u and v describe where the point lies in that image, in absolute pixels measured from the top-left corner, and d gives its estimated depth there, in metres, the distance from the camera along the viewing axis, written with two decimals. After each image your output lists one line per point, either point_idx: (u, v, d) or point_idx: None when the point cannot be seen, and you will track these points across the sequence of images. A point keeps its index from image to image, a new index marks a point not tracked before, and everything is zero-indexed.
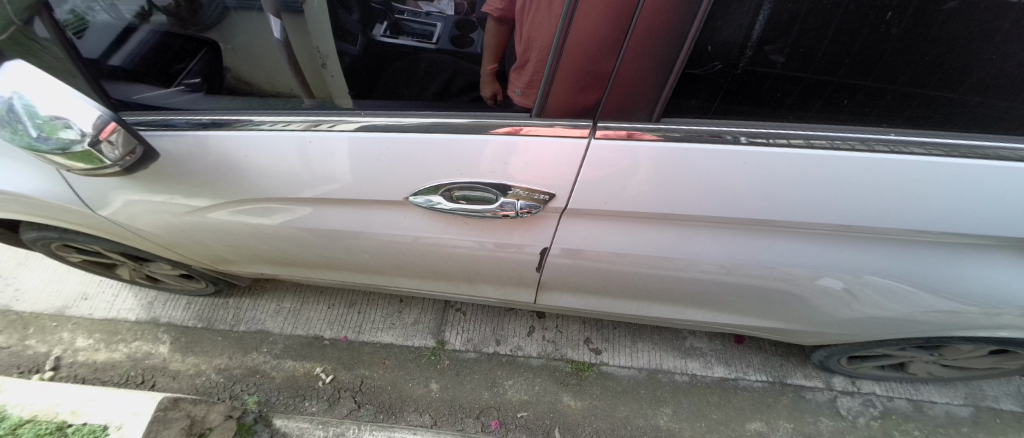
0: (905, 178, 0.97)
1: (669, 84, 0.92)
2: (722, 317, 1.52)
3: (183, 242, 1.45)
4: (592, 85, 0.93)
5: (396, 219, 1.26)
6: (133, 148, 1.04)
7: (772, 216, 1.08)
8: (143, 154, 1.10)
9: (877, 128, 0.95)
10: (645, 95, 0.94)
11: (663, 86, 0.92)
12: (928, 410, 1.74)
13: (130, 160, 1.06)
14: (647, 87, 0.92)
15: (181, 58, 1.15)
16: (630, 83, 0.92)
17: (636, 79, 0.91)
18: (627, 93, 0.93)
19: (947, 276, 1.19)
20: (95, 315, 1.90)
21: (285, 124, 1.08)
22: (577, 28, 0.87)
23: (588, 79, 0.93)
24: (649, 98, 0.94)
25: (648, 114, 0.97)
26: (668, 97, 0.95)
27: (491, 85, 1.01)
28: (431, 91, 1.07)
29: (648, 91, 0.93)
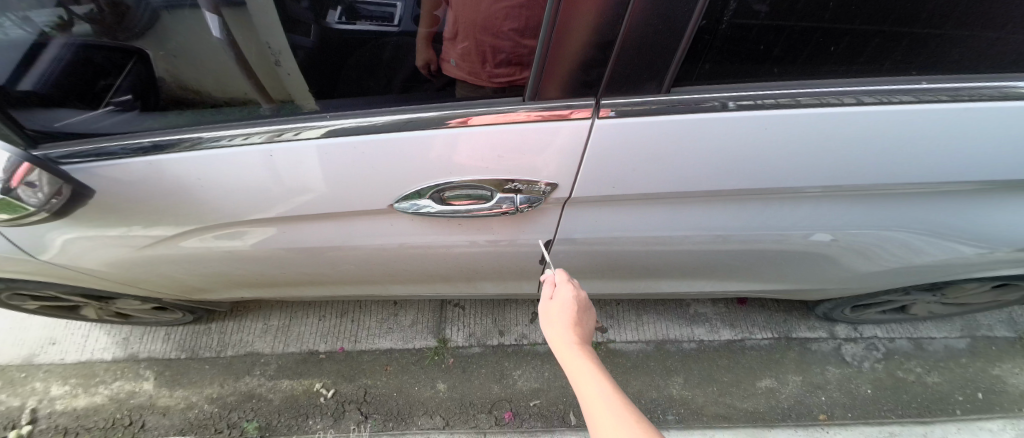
0: (916, 128, 0.93)
1: (680, 50, 0.83)
2: (729, 284, 1.49)
3: (150, 276, 1.31)
4: (592, 58, 0.83)
5: (383, 226, 1.16)
6: (59, 187, 0.95)
7: (781, 181, 1.03)
8: (71, 194, 0.99)
9: (903, 76, 0.89)
10: (652, 65, 0.85)
11: (673, 53, 0.83)
12: (928, 346, 1.78)
13: (55, 202, 0.96)
14: (655, 55, 0.83)
15: (105, 72, 0.93)
16: (634, 53, 0.82)
17: (643, 46, 0.82)
18: (632, 64, 0.84)
19: (954, 220, 1.18)
20: (67, 360, 1.76)
21: (245, 136, 0.96)
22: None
23: (588, 52, 0.83)
24: (658, 67, 0.85)
25: (656, 86, 0.88)
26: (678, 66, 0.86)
27: (426, 52, 0.91)
28: (400, 79, 0.95)
29: (656, 60, 0.84)
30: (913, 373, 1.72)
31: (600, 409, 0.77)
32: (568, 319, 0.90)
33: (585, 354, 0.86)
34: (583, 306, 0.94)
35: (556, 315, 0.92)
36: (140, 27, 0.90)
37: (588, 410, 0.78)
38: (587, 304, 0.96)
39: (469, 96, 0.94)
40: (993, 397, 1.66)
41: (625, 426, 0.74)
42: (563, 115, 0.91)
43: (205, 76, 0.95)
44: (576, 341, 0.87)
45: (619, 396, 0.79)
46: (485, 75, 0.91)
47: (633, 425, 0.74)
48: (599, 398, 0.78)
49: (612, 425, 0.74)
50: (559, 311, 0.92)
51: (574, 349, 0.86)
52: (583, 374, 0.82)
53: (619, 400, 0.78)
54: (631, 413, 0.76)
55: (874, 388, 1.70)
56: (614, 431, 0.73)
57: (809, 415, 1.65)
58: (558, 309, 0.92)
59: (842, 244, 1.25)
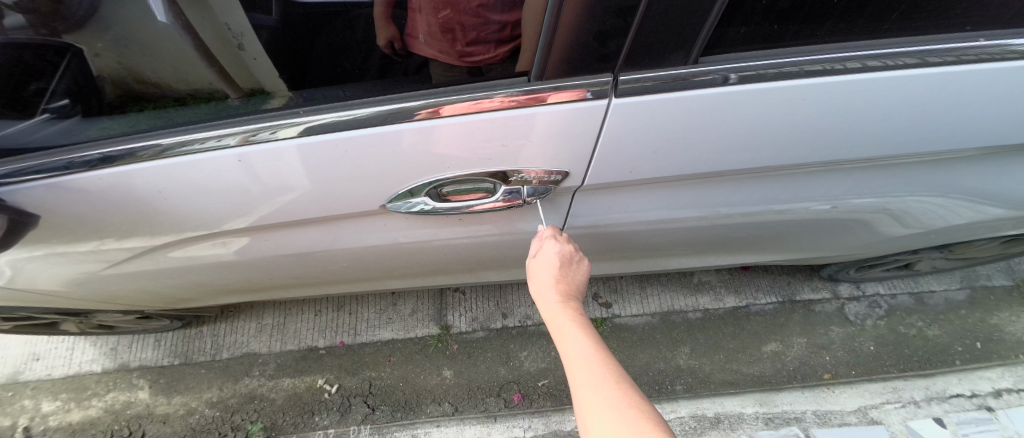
0: (949, 90, 0.87)
1: (716, 12, 0.75)
2: (737, 256, 1.46)
3: (130, 289, 1.23)
4: (612, 27, 0.74)
5: (378, 223, 1.09)
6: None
7: (800, 152, 0.98)
8: (13, 222, 0.91)
9: (959, 33, 0.84)
10: (680, 31, 0.76)
11: (706, 16, 0.75)
12: (929, 300, 1.80)
13: None
14: (685, 20, 0.75)
15: (36, 74, 0.78)
16: (661, 18, 0.74)
17: (671, 9, 0.73)
18: (657, 33, 0.76)
19: (968, 179, 1.15)
20: (55, 375, 1.68)
21: (215, 139, 0.85)
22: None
23: (607, 20, 0.73)
24: (687, 34, 0.77)
25: (684, 56, 0.80)
26: (711, 31, 0.78)
27: (387, 29, 0.78)
28: (377, 56, 0.82)
29: (685, 25, 0.76)
30: (914, 328, 1.74)
31: (579, 366, 0.76)
32: (551, 277, 0.88)
33: (570, 312, 0.84)
34: (569, 262, 0.91)
35: (539, 274, 0.90)
36: (79, 17, 0.75)
37: (568, 366, 0.77)
38: (577, 258, 0.93)
39: (444, 76, 0.84)
40: (991, 346, 1.69)
41: (601, 383, 0.72)
42: (541, 99, 0.82)
43: (161, 65, 0.80)
44: (560, 300, 0.86)
45: (600, 353, 0.77)
46: (458, 54, 0.81)
47: (610, 381, 0.73)
48: (579, 356, 0.77)
49: (588, 382, 0.73)
50: (542, 271, 0.90)
51: (558, 307, 0.85)
52: (565, 332, 0.81)
53: (599, 357, 0.77)
54: (610, 370, 0.75)
55: (876, 345, 1.71)
56: (588, 388, 0.72)
57: (813, 376, 1.66)
58: (541, 268, 0.90)
59: (842, 210, 1.20)
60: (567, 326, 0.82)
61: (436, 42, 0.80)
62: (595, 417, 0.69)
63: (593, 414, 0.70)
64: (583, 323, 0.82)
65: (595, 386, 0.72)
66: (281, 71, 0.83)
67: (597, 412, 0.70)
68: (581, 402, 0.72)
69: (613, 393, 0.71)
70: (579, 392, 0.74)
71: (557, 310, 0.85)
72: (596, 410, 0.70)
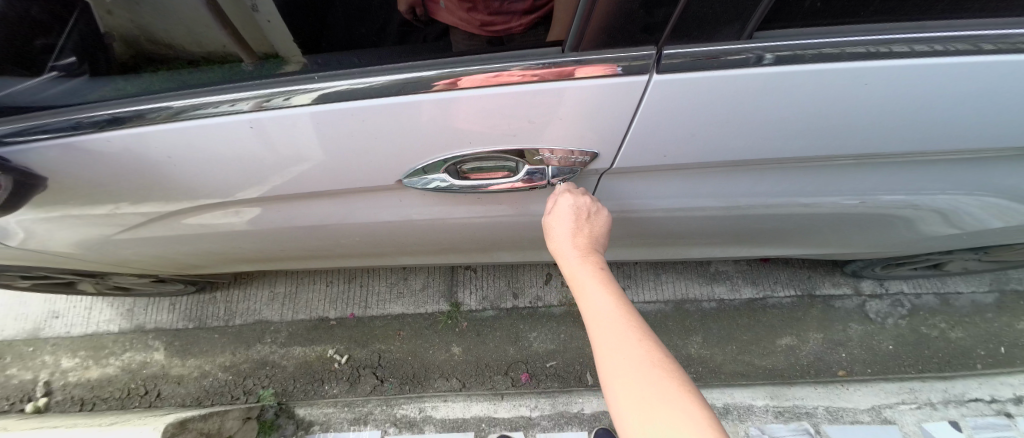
0: (1012, 83, 0.81)
1: None
2: (759, 248, 1.41)
3: (145, 254, 1.23)
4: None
5: (393, 198, 1.06)
6: None
7: (839, 142, 0.92)
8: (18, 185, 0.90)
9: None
10: (734, 1, 0.70)
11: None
12: (955, 301, 1.74)
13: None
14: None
15: (43, 30, 0.75)
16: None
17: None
18: (709, 4, 0.70)
19: (1017, 179, 1.08)
20: (74, 332, 1.72)
21: (228, 103, 0.81)
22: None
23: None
24: (742, 6, 0.71)
25: (737, 31, 0.74)
26: (769, 4, 0.72)
27: None
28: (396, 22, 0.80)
29: None
30: (936, 329, 1.69)
31: (601, 320, 0.76)
32: (570, 233, 0.87)
33: (591, 268, 0.84)
34: (588, 216, 0.89)
35: (556, 230, 0.89)
36: None
37: (589, 320, 0.77)
38: (595, 210, 0.90)
39: (466, 45, 0.80)
40: (1016, 352, 1.63)
41: (623, 338, 0.72)
42: (572, 73, 0.77)
43: (174, 25, 0.78)
44: (579, 255, 0.85)
45: (622, 309, 0.76)
46: (480, 22, 0.76)
47: (632, 336, 0.72)
48: (601, 312, 0.77)
49: (609, 335, 0.73)
50: (560, 227, 0.88)
51: (578, 264, 0.84)
52: (585, 287, 0.81)
53: (620, 313, 0.76)
54: (631, 325, 0.74)
55: (895, 344, 1.67)
56: (610, 341, 0.72)
57: (827, 372, 1.63)
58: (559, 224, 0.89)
59: (873, 206, 1.14)
60: (587, 282, 0.81)
61: (457, 8, 0.75)
62: (616, 369, 0.69)
63: (614, 370, 0.69)
64: (604, 278, 0.82)
65: (616, 341, 0.72)
66: (298, 36, 0.80)
67: (619, 368, 0.69)
68: (602, 357, 0.72)
69: (635, 348, 0.70)
70: (600, 345, 0.73)
71: (577, 265, 0.84)
72: (618, 366, 0.69)
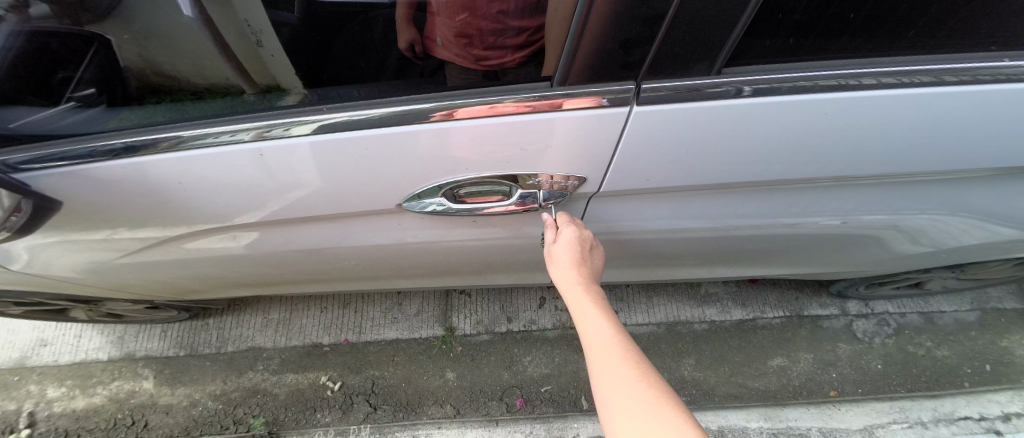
0: (969, 110, 0.87)
1: (740, 24, 0.75)
2: (747, 269, 1.45)
3: (142, 279, 1.24)
4: (637, 35, 0.74)
5: (390, 222, 1.10)
6: (18, 207, 0.91)
7: (817, 165, 0.97)
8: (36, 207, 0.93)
9: (984, 53, 0.83)
10: (703, 42, 0.76)
11: (732, 28, 0.75)
12: (939, 320, 1.78)
13: (17, 219, 0.93)
14: (708, 31, 0.75)
15: (63, 63, 0.79)
16: (687, 28, 0.74)
17: (695, 21, 0.73)
18: (682, 43, 0.76)
19: (984, 199, 1.14)
20: (61, 361, 1.69)
21: (229, 133, 0.85)
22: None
23: (632, 28, 0.73)
24: (711, 45, 0.77)
25: (707, 67, 0.80)
26: (734, 43, 0.78)
27: (407, 30, 0.79)
28: (394, 58, 0.83)
29: (710, 37, 0.76)
30: (922, 347, 1.72)
31: (600, 347, 0.77)
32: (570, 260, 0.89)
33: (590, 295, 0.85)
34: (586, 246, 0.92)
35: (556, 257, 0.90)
36: (104, 9, 0.75)
37: (588, 346, 0.79)
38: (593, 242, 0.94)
39: (460, 78, 0.84)
40: (1001, 369, 1.66)
41: (620, 365, 0.74)
42: (560, 105, 0.82)
43: (180, 58, 0.81)
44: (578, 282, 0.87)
45: (619, 337, 0.78)
46: (474, 57, 0.81)
47: (629, 362, 0.74)
48: (600, 339, 0.79)
49: (608, 361, 0.75)
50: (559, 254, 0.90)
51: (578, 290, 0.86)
52: (585, 314, 0.82)
53: (619, 340, 0.78)
54: (628, 353, 0.76)
55: (884, 363, 1.69)
56: (609, 368, 0.74)
57: (819, 392, 1.64)
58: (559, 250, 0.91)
59: (853, 226, 1.20)
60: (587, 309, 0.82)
61: (452, 45, 0.80)
62: (615, 395, 0.71)
63: (613, 395, 0.71)
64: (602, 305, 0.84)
65: (615, 367, 0.74)
66: (300, 68, 0.83)
67: (618, 393, 0.71)
68: (601, 383, 0.74)
69: (632, 376, 0.73)
70: (599, 371, 0.75)
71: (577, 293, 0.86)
72: (617, 394, 0.71)
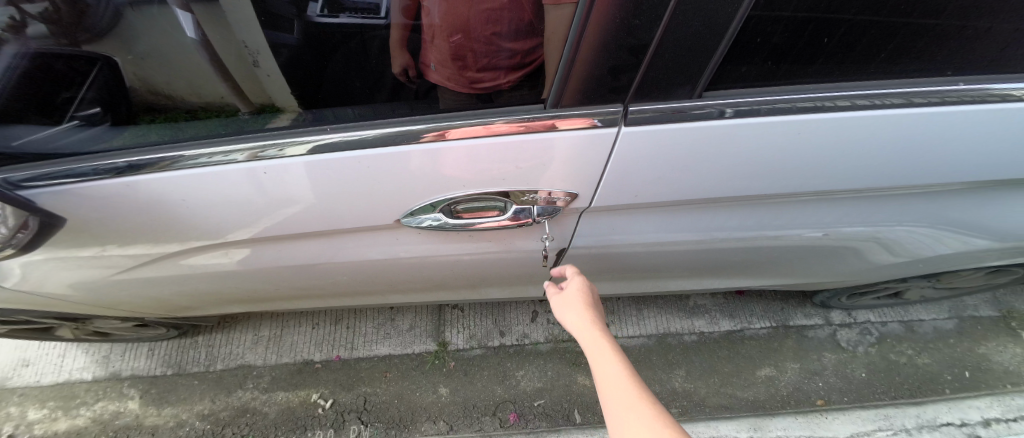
0: (938, 127, 0.92)
1: (719, 52, 0.80)
2: (734, 280, 1.49)
3: (133, 296, 1.23)
4: (624, 62, 0.79)
5: (387, 238, 1.12)
6: (25, 222, 0.93)
7: (798, 180, 1.02)
8: (41, 225, 0.94)
9: (941, 78, 0.89)
10: (686, 68, 0.81)
11: (711, 55, 0.80)
12: (919, 328, 1.84)
13: (24, 235, 0.95)
14: (690, 58, 0.80)
15: (67, 83, 0.80)
16: (669, 55, 0.79)
17: (677, 49, 0.78)
18: (665, 68, 0.80)
19: (955, 212, 1.20)
20: (44, 382, 1.65)
21: (224, 154, 0.88)
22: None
23: (620, 56, 0.78)
24: (692, 70, 0.82)
25: (689, 90, 0.84)
26: (714, 68, 0.83)
27: (402, 56, 0.83)
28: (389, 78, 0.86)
29: (691, 63, 0.81)
30: (904, 355, 1.77)
31: (613, 387, 0.74)
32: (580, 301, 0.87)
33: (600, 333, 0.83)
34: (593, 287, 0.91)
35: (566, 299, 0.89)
36: (100, 29, 0.76)
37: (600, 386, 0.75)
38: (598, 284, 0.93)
39: (451, 101, 0.87)
40: (980, 375, 1.71)
41: (637, 407, 0.70)
42: (552, 125, 0.86)
43: (175, 78, 0.84)
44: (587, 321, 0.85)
45: (632, 376, 0.75)
46: (468, 80, 0.86)
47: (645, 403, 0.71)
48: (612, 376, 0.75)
49: (623, 401, 0.71)
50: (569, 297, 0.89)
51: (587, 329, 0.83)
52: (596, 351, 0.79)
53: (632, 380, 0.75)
54: (643, 393, 0.73)
55: (869, 372, 1.73)
56: (625, 410, 0.70)
57: (807, 402, 1.67)
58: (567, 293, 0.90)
59: (834, 238, 1.24)
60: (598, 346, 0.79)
61: (446, 68, 0.85)
62: None
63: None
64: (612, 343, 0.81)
65: (631, 409, 0.70)
66: (295, 89, 0.86)
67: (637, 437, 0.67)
68: (616, 425, 0.70)
69: (650, 419, 0.69)
70: (614, 413, 0.71)
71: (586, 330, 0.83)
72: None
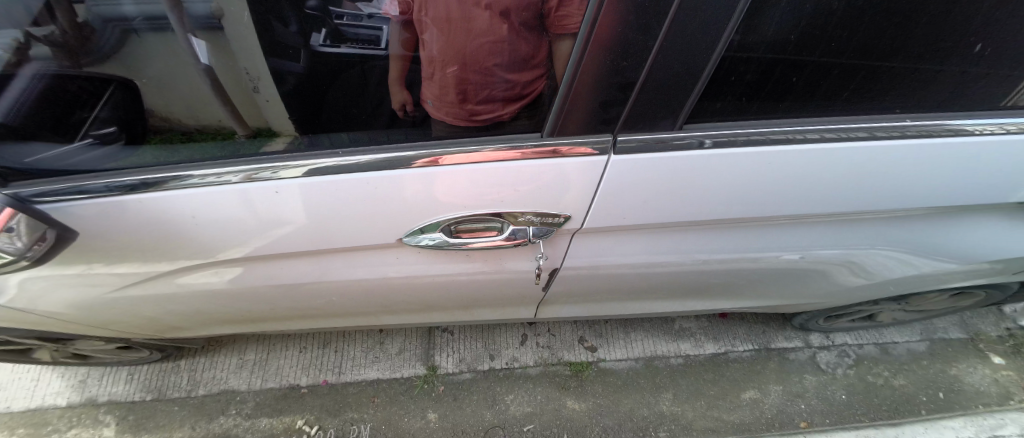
0: (895, 160, 1.01)
1: (696, 91, 0.88)
2: (717, 302, 1.55)
3: (121, 316, 1.22)
4: (613, 98, 0.86)
5: (383, 258, 1.14)
6: (43, 233, 0.89)
7: (776, 204, 1.08)
8: (55, 239, 0.93)
9: (890, 115, 0.98)
10: (668, 102, 0.88)
11: (689, 93, 0.88)
12: (893, 350, 1.91)
13: (38, 249, 0.91)
14: (672, 94, 0.87)
15: (82, 103, 0.85)
16: (652, 92, 0.86)
17: (660, 86, 0.85)
18: (649, 104, 0.88)
19: (916, 238, 1.29)
20: (14, 408, 1.59)
21: (217, 175, 0.91)
22: (602, 33, 0.77)
23: (610, 92, 0.85)
24: (673, 106, 0.89)
25: (670, 123, 0.91)
26: (694, 102, 0.90)
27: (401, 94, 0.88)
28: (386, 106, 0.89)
29: (672, 100, 0.88)
30: (881, 377, 1.83)
31: None
32: None
33: None
34: None
35: None
36: (105, 51, 0.81)
37: None
38: None
39: (447, 131, 0.92)
40: (953, 397, 1.77)
41: None
42: (543, 152, 0.92)
43: (173, 101, 0.88)
44: None
45: None
46: (468, 112, 0.90)
47: None
48: None
49: None
50: None
51: None
52: None
53: None
54: None
55: (848, 394, 1.78)
56: None
57: (790, 424, 1.71)
58: None
59: (809, 260, 1.31)
60: None
61: (444, 104, 0.90)
62: None
63: None
64: None
65: None
66: (292, 113, 0.91)
67: None
68: None
69: None
70: None
71: None
72: None
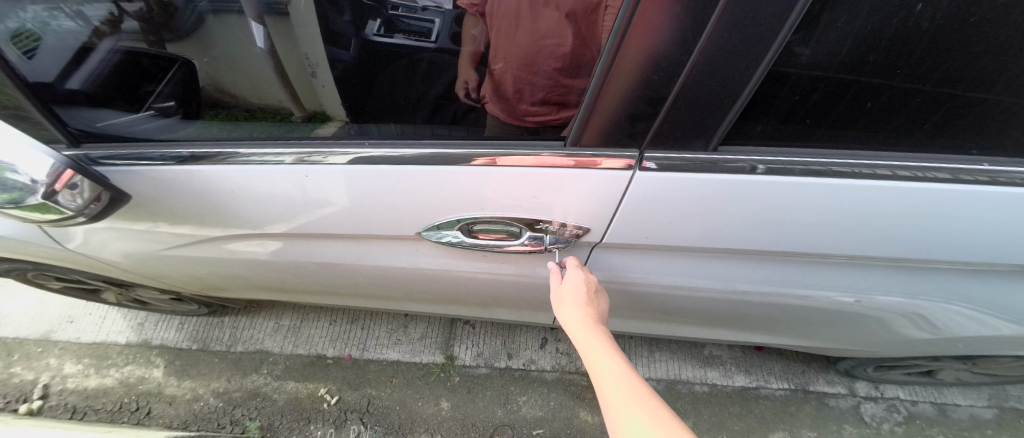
0: (968, 207, 0.90)
1: (733, 111, 0.81)
2: (750, 335, 1.45)
3: (172, 271, 1.33)
4: (642, 112, 0.82)
5: (407, 247, 1.17)
6: (99, 194, 0.99)
7: (820, 241, 1.00)
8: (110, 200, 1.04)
9: (964, 156, 0.86)
10: (701, 122, 0.83)
11: (725, 113, 0.81)
12: (953, 412, 1.71)
13: (94, 207, 1.01)
14: (705, 113, 0.81)
15: (150, 78, 0.92)
16: (686, 109, 0.81)
17: (694, 104, 0.80)
18: (679, 121, 0.83)
19: (988, 296, 1.14)
20: (84, 339, 1.79)
21: (272, 155, 0.96)
22: (631, 45, 0.73)
23: (638, 106, 0.81)
24: (707, 125, 0.83)
25: (703, 143, 0.86)
26: (729, 124, 0.84)
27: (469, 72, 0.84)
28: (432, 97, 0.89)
29: (705, 119, 0.82)
30: None
31: (608, 381, 0.75)
32: (580, 301, 0.89)
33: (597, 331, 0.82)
34: (594, 293, 0.93)
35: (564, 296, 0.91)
36: (184, 30, 0.87)
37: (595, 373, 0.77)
38: (599, 290, 0.95)
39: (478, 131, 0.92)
40: None
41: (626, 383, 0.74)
42: (579, 161, 0.89)
43: (240, 82, 0.94)
44: (588, 317, 0.85)
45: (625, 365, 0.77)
46: (521, 112, 0.89)
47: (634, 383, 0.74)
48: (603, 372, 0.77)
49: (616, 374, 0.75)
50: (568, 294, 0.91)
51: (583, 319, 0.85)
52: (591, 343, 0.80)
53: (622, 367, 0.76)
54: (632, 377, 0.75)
55: None
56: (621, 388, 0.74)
57: None
58: (568, 290, 0.92)
59: (866, 305, 1.20)
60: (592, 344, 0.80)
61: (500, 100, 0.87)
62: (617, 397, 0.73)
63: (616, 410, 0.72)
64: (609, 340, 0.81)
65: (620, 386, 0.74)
66: (345, 99, 0.91)
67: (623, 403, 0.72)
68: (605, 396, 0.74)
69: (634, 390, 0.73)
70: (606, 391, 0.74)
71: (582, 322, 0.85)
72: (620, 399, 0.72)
